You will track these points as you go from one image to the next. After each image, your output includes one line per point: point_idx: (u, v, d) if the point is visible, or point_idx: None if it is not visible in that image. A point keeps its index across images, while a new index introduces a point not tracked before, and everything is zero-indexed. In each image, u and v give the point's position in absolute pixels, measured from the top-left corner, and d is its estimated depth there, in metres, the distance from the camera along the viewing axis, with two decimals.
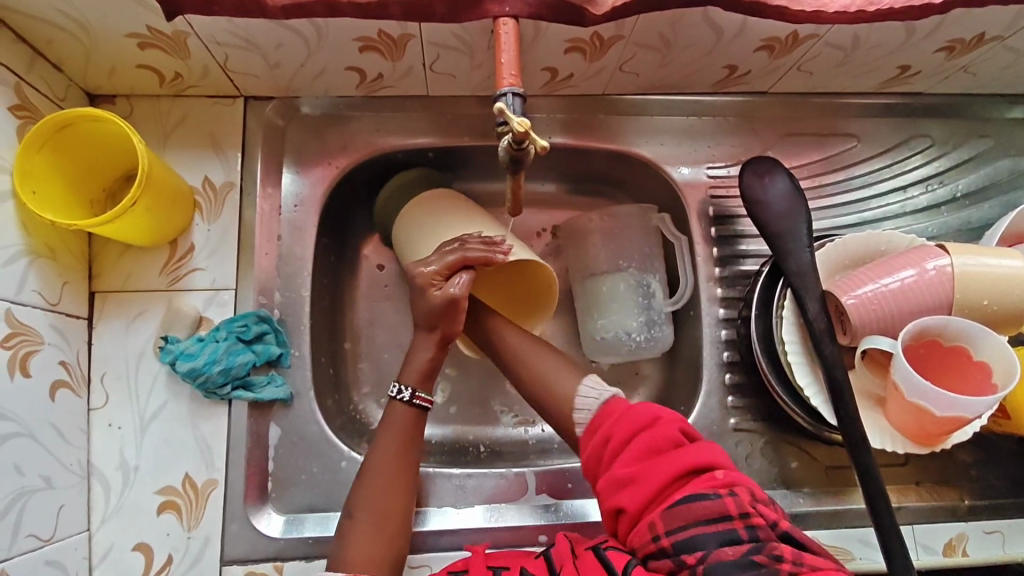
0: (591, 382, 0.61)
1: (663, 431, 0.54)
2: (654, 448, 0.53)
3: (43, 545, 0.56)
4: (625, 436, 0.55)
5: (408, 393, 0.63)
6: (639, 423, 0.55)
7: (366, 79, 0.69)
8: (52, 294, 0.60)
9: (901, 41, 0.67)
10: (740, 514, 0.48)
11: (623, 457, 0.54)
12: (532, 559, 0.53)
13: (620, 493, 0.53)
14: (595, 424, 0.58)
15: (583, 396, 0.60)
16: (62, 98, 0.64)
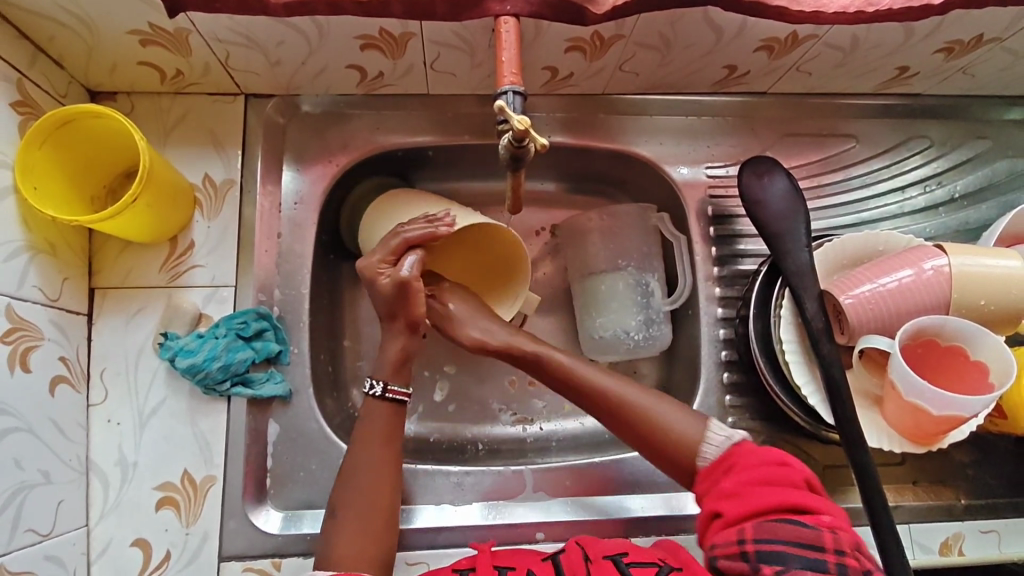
0: (713, 425, 0.59)
1: (788, 470, 0.53)
2: (773, 474, 0.53)
3: (42, 539, 0.56)
4: (749, 461, 0.55)
5: (379, 388, 0.62)
6: (768, 457, 0.55)
7: (367, 77, 0.69)
8: (52, 290, 0.60)
9: (900, 42, 0.67)
10: (834, 551, 0.46)
11: (737, 479, 0.54)
12: (539, 562, 0.52)
13: (722, 503, 0.53)
14: (715, 455, 0.58)
15: (713, 431, 0.59)
16: (63, 94, 0.64)
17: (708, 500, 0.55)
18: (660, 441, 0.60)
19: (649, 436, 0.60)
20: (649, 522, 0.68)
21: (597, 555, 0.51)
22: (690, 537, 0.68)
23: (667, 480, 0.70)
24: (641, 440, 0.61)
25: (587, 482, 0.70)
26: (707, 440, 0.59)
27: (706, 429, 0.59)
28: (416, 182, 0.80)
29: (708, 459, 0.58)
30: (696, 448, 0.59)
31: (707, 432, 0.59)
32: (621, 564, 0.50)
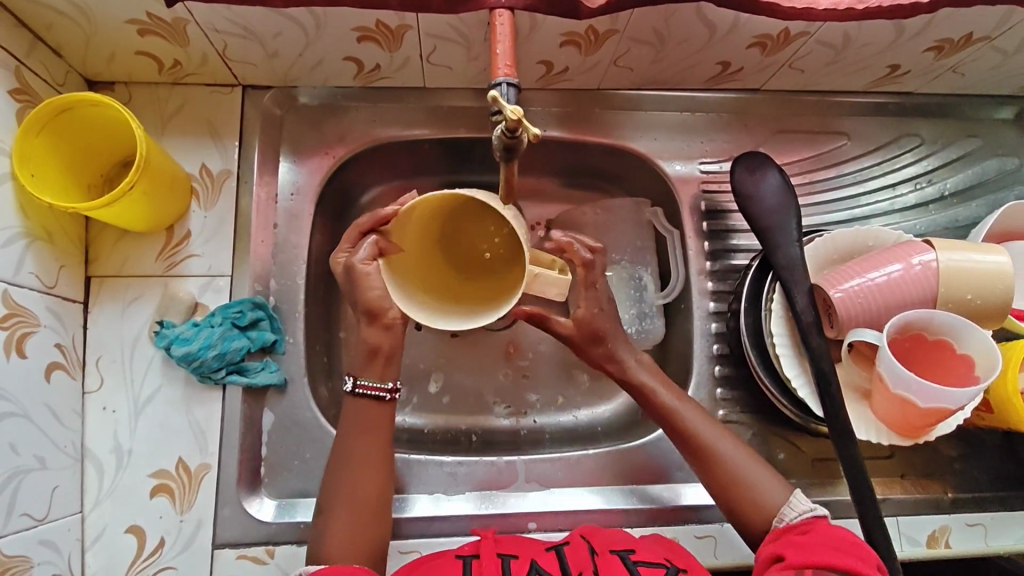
0: (799, 494, 0.57)
1: (864, 549, 0.51)
2: (849, 545, 0.51)
3: (37, 524, 0.56)
4: (828, 528, 0.53)
5: (350, 383, 0.59)
6: (849, 533, 0.52)
7: (364, 69, 0.69)
8: (48, 277, 0.60)
9: (891, 40, 0.68)
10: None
11: (809, 537, 0.52)
12: (543, 553, 0.53)
13: (789, 551, 0.51)
14: (794, 520, 0.55)
15: (797, 501, 0.56)
16: (61, 83, 0.64)
17: (771, 545, 0.53)
18: (741, 495, 0.58)
19: (733, 490, 0.58)
20: (641, 512, 0.69)
21: (602, 550, 0.53)
22: (680, 529, 0.68)
23: (658, 471, 0.71)
24: (721, 488, 0.59)
25: (579, 472, 0.71)
26: (790, 505, 0.56)
27: (790, 495, 0.57)
28: (412, 175, 0.81)
29: (786, 522, 0.55)
30: (775, 511, 0.56)
31: (791, 498, 0.57)
32: (628, 562, 0.52)
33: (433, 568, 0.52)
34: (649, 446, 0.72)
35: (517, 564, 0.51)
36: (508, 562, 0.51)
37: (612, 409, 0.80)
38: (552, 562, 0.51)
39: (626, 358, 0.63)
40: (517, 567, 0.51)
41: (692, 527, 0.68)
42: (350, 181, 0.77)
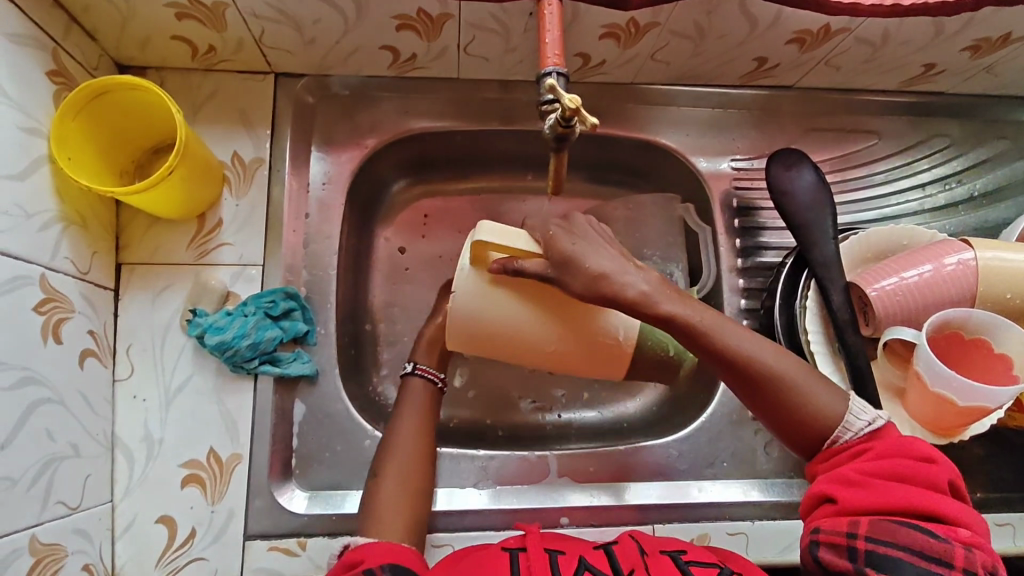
0: (853, 407, 0.51)
1: (931, 470, 0.47)
2: (912, 474, 0.47)
3: (71, 513, 0.56)
4: (886, 448, 0.49)
5: (410, 366, 0.67)
6: (911, 453, 0.48)
7: (400, 58, 0.69)
8: (82, 263, 0.59)
9: (930, 38, 0.68)
10: (963, 570, 0.43)
11: (866, 464, 0.49)
12: (591, 551, 0.53)
13: (844, 485, 0.49)
14: (851, 441, 0.51)
15: (854, 415, 0.51)
16: (94, 67, 0.63)
17: (821, 475, 0.51)
18: (795, 419, 0.51)
19: (786, 415, 0.52)
20: (672, 509, 0.68)
21: (653, 551, 0.53)
22: (712, 526, 0.68)
23: (689, 468, 0.71)
24: (780, 417, 0.52)
25: (610, 468, 0.70)
26: (845, 424, 0.51)
27: (846, 410, 0.51)
28: (440, 168, 0.80)
29: (841, 442, 0.51)
30: (831, 429, 0.51)
31: (846, 414, 0.51)
32: (680, 562, 0.51)
33: (484, 558, 0.51)
34: (680, 442, 0.72)
35: (564, 560, 0.50)
36: (555, 558, 0.50)
37: (638, 405, 0.80)
38: (601, 559, 0.51)
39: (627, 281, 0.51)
40: (566, 563, 0.50)
41: (723, 524, 0.68)
42: (379, 171, 0.76)
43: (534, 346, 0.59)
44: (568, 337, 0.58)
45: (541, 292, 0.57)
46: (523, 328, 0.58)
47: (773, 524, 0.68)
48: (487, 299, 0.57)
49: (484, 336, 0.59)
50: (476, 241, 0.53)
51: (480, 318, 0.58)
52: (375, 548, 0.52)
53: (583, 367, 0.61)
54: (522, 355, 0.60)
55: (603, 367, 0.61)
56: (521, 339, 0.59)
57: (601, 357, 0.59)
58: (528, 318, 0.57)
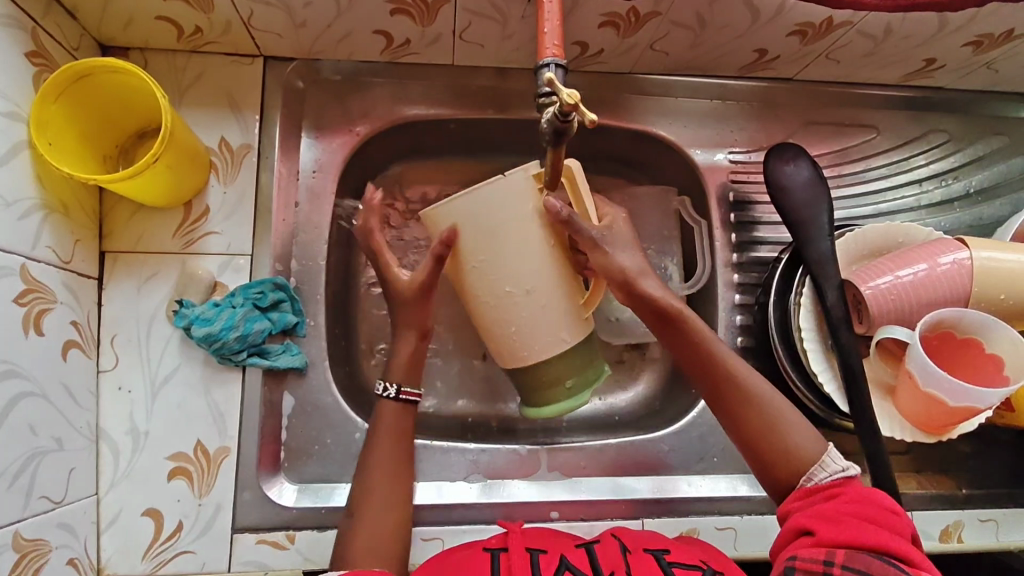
0: (832, 452, 0.54)
1: (900, 520, 0.48)
2: (884, 518, 0.48)
3: (55, 507, 0.55)
4: (859, 493, 0.50)
5: (393, 390, 0.60)
6: (883, 501, 0.49)
7: (393, 44, 0.67)
8: (64, 252, 0.58)
9: (932, 33, 0.67)
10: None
11: (840, 505, 0.49)
12: (572, 549, 0.53)
13: (820, 523, 0.48)
14: (824, 480, 0.52)
15: (830, 459, 0.53)
16: (75, 47, 0.61)
17: (799, 515, 0.50)
18: (758, 429, 0.55)
19: (753, 425, 0.56)
20: (661, 503, 0.69)
21: (635, 549, 0.54)
22: (701, 521, 0.68)
23: (680, 463, 0.71)
24: (746, 430, 0.56)
25: (600, 462, 0.71)
26: (821, 465, 0.53)
27: (824, 452, 0.54)
28: (432, 156, 0.79)
29: (816, 482, 0.53)
30: (805, 468, 0.54)
31: (826, 456, 0.54)
32: (663, 562, 0.52)
33: (462, 559, 0.51)
34: (671, 437, 0.72)
35: (545, 559, 0.51)
36: (536, 556, 0.51)
37: (630, 398, 0.79)
38: (582, 559, 0.51)
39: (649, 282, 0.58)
40: (546, 561, 0.50)
41: (713, 518, 0.68)
42: (370, 159, 0.75)
43: (500, 283, 0.55)
44: (547, 298, 0.56)
45: (568, 251, 0.57)
46: (521, 260, 0.54)
47: (762, 519, 0.69)
48: (521, 219, 0.53)
49: (482, 241, 0.54)
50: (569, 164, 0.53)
51: (505, 225, 0.53)
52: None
53: (516, 332, 0.57)
54: (479, 284, 0.56)
55: (525, 342, 0.57)
56: (507, 267, 0.54)
57: (541, 334, 0.57)
58: (540, 257, 0.55)
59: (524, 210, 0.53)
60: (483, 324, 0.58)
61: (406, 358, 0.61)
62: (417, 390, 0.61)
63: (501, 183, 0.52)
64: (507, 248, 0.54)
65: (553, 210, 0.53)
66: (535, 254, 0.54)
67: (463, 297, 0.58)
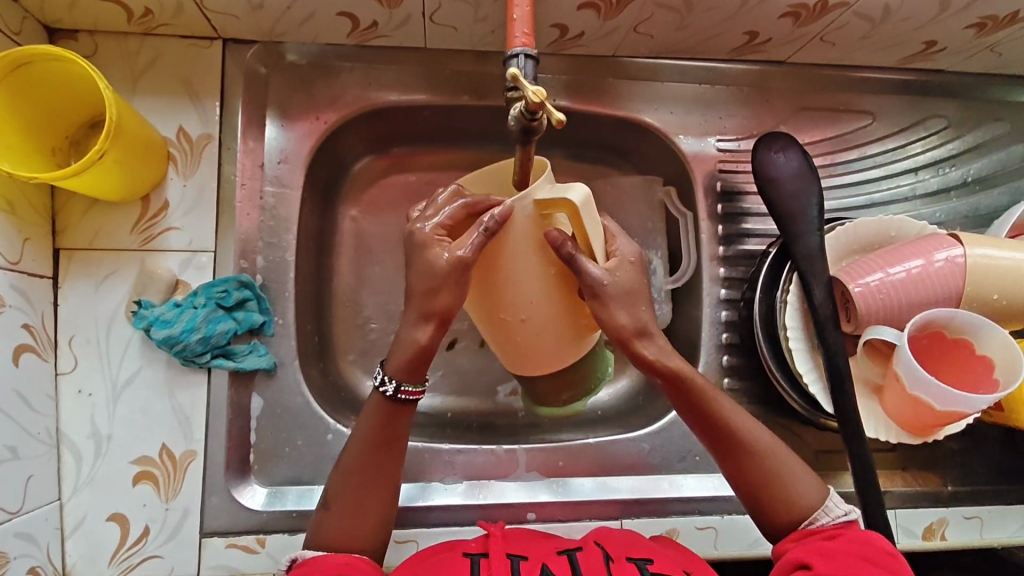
0: (833, 497, 0.54)
1: (897, 564, 0.48)
2: (881, 559, 0.48)
3: (11, 517, 0.53)
4: (858, 535, 0.50)
5: (391, 386, 0.53)
6: (880, 544, 0.50)
7: (360, 26, 0.63)
8: (12, 252, 0.55)
9: (933, 14, 0.64)
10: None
11: (838, 543, 0.50)
12: (554, 556, 0.51)
13: (816, 558, 0.49)
14: (826, 524, 0.52)
15: (832, 502, 0.54)
16: (17, 32, 0.57)
17: (795, 550, 0.50)
18: (761, 475, 0.54)
19: (757, 475, 0.54)
20: (642, 503, 0.67)
21: (618, 557, 0.52)
22: (681, 521, 0.67)
23: (661, 462, 0.69)
24: (750, 475, 0.54)
25: (580, 461, 0.69)
26: (824, 510, 0.53)
27: (826, 497, 0.54)
28: (406, 144, 0.75)
29: (817, 525, 0.53)
30: (807, 513, 0.53)
31: (828, 500, 0.54)
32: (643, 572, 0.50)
33: (441, 563, 0.50)
34: (653, 436, 0.70)
35: (527, 566, 0.50)
36: (517, 563, 0.50)
37: (612, 393, 0.77)
38: (564, 567, 0.50)
39: (649, 337, 0.53)
40: (527, 568, 0.49)
41: (693, 518, 0.67)
42: (341, 148, 0.71)
43: (499, 307, 0.51)
44: (547, 326, 0.52)
45: (571, 284, 0.51)
46: (519, 291, 0.50)
47: (742, 518, 0.67)
48: (520, 248, 0.48)
49: (483, 262, 0.50)
50: (569, 198, 0.45)
51: (504, 251, 0.48)
52: (322, 563, 0.49)
53: (518, 352, 0.55)
54: (481, 301, 0.52)
55: (529, 360, 0.55)
56: (505, 294, 0.50)
57: (543, 353, 0.55)
58: (539, 289, 0.50)
59: (532, 239, 0.48)
60: (487, 334, 0.56)
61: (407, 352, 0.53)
62: (418, 388, 0.54)
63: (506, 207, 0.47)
64: (512, 278, 0.49)
65: (553, 243, 0.47)
66: (540, 286, 0.50)
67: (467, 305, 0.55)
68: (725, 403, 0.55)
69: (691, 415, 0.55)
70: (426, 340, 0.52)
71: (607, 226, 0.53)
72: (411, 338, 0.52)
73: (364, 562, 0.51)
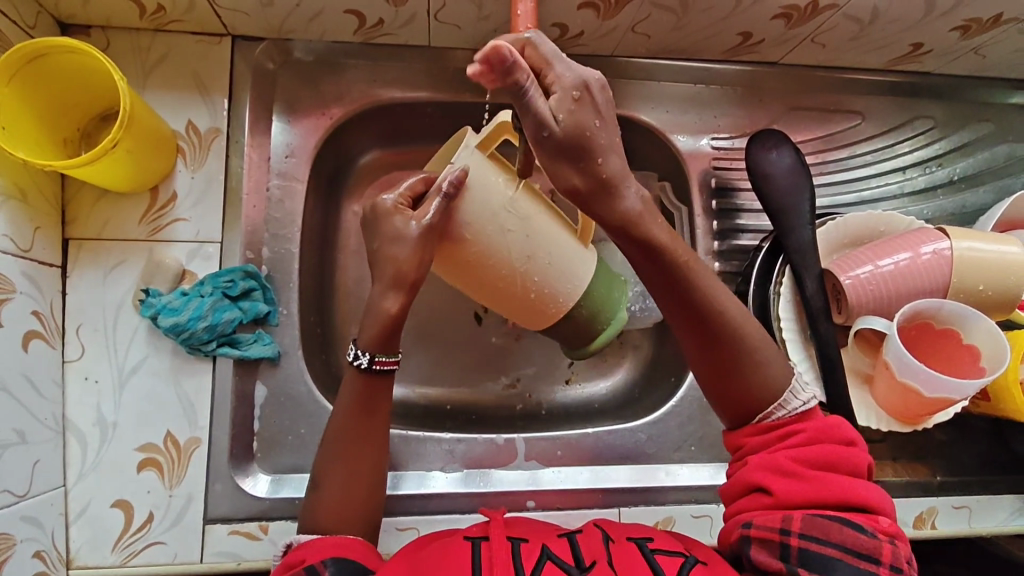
0: (796, 383, 0.52)
1: (852, 461, 0.49)
2: (837, 461, 0.49)
3: (19, 500, 0.54)
4: (814, 435, 0.50)
5: (366, 358, 0.54)
6: (835, 440, 0.50)
7: (366, 24, 0.65)
8: (23, 240, 0.56)
9: (919, 16, 0.66)
10: (890, 566, 0.44)
11: (796, 454, 0.49)
12: (555, 538, 0.49)
13: (775, 478, 0.49)
14: (784, 419, 0.51)
15: (790, 395, 0.52)
16: (31, 25, 0.58)
17: (752, 463, 0.51)
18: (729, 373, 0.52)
19: (729, 360, 0.52)
20: (639, 492, 0.69)
21: (619, 538, 0.50)
22: (677, 509, 0.68)
23: (658, 451, 0.71)
24: (716, 373, 0.52)
25: (578, 450, 0.70)
26: (781, 403, 0.52)
27: (790, 383, 0.52)
28: (408, 140, 0.76)
29: (773, 420, 0.52)
30: (777, 397, 0.52)
31: (787, 392, 0.52)
32: (646, 549, 0.48)
33: (441, 552, 0.47)
34: (650, 426, 0.71)
35: (527, 548, 0.47)
36: (518, 546, 0.47)
37: (609, 385, 0.79)
38: (565, 549, 0.47)
39: (623, 193, 0.48)
40: (529, 551, 0.46)
41: (689, 507, 0.68)
42: (345, 144, 0.73)
43: (502, 265, 0.52)
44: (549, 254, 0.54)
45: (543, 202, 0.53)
46: (509, 234, 0.51)
47: None
48: (485, 190, 0.50)
49: (458, 226, 0.50)
50: (502, 119, 0.48)
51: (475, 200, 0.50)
52: (319, 544, 0.49)
53: (536, 296, 0.55)
54: (480, 269, 0.53)
55: (548, 300, 0.56)
56: (497, 242, 0.51)
57: (561, 284, 0.55)
58: (526, 220, 0.52)
59: (493, 178, 0.50)
60: (495, 303, 0.57)
61: (380, 324, 0.53)
62: (394, 357, 0.54)
63: (453, 165, 0.49)
64: (500, 221, 0.51)
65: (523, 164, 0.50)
66: (524, 218, 0.51)
67: (472, 291, 0.55)
68: (695, 277, 0.51)
69: (660, 291, 0.51)
70: (397, 308, 0.53)
71: (541, 45, 0.44)
72: (381, 308, 0.53)
73: (364, 545, 0.51)
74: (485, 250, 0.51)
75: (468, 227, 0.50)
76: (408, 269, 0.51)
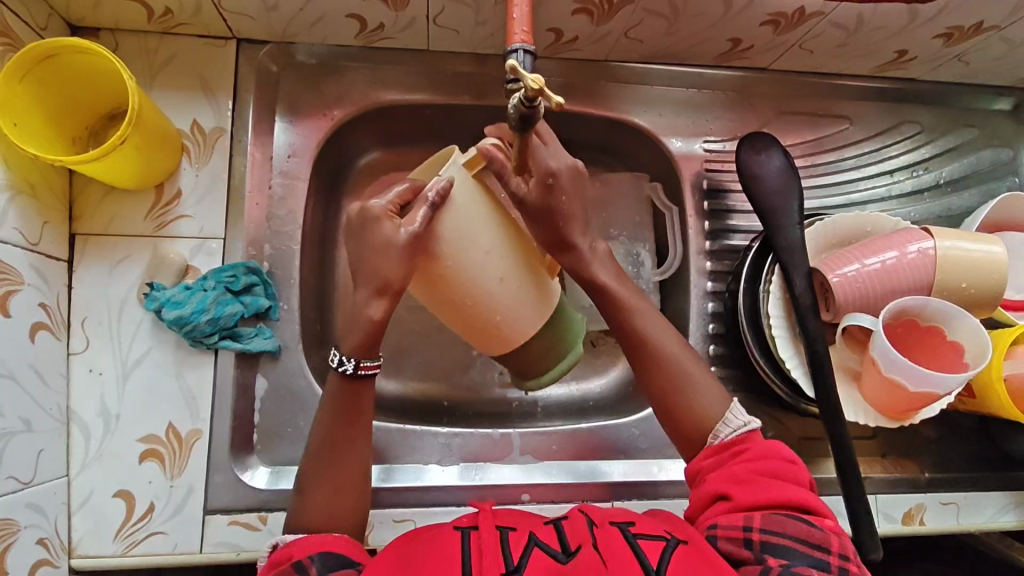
0: (735, 409, 0.57)
1: (797, 473, 0.52)
2: (784, 471, 0.52)
3: (23, 487, 0.55)
4: (761, 450, 0.53)
5: (352, 364, 0.53)
6: (780, 456, 0.53)
7: (367, 28, 0.67)
8: (31, 233, 0.57)
9: (903, 24, 0.68)
10: (839, 555, 0.46)
11: (749, 467, 0.52)
12: (541, 526, 0.49)
13: (731, 487, 0.51)
14: (729, 437, 0.55)
15: (733, 415, 0.56)
16: (42, 27, 0.60)
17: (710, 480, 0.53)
18: (671, 393, 0.57)
19: (663, 383, 0.58)
20: (632, 486, 0.70)
21: (602, 522, 0.50)
22: (670, 503, 0.69)
23: (651, 446, 0.72)
24: (661, 394, 0.58)
25: (572, 445, 0.72)
26: (725, 421, 0.56)
27: (728, 410, 0.56)
28: (407, 141, 0.78)
29: (720, 439, 0.55)
30: (711, 426, 0.56)
31: (728, 412, 0.56)
32: (627, 534, 0.48)
33: (432, 544, 0.47)
34: (642, 422, 0.73)
35: (515, 536, 0.47)
36: (506, 534, 0.47)
37: (604, 383, 0.80)
38: (551, 535, 0.47)
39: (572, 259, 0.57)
40: (516, 539, 0.47)
41: (682, 501, 0.69)
42: (345, 144, 0.75)
43: (471, 281, 0.51)
44: (517, 277, 0.53)
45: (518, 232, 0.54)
46: (483, 255, 0.51)
47: None
48: (467, 205, 0.50)
49: (436, 242, 0.49)
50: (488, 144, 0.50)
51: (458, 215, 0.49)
52: (305, 543, 0.49)
53: (501, 321, 0.54)
54: (451, 287, 0.51)
55: (511, 327, 0.55)
56: (471, 262, 0.50)
57: (527, 311, 0.55)
58: (499, 243, 0.52)
59: (473, 196, 0.50)
60: (456, 325, 0.56)
61: (365, 329, 0.52)
62: (377, 362, 0.54)
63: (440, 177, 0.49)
64: (476, 241, 0.50)
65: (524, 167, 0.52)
66: (497, 241, 0.52)
67: (438, 307, 0.54)
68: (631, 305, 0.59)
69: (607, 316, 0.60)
70: (381, 316, 0.52)
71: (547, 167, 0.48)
72: (365, 314, 0.52)
73: (346, 539, 0.50)
74: (458, 269, 0.50)
75: (446, 245, 0.50)
76: (392, 277, 0.50)
